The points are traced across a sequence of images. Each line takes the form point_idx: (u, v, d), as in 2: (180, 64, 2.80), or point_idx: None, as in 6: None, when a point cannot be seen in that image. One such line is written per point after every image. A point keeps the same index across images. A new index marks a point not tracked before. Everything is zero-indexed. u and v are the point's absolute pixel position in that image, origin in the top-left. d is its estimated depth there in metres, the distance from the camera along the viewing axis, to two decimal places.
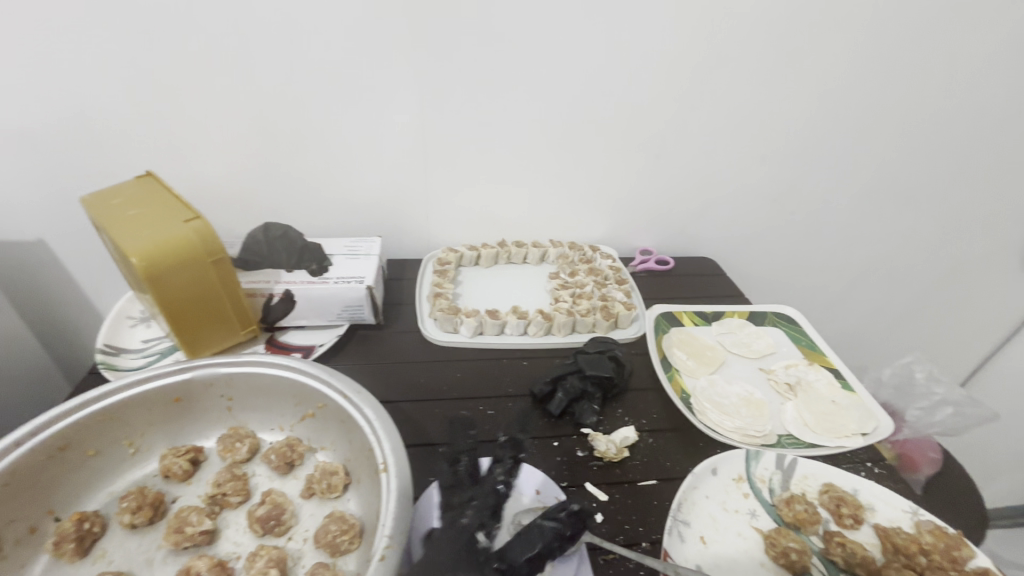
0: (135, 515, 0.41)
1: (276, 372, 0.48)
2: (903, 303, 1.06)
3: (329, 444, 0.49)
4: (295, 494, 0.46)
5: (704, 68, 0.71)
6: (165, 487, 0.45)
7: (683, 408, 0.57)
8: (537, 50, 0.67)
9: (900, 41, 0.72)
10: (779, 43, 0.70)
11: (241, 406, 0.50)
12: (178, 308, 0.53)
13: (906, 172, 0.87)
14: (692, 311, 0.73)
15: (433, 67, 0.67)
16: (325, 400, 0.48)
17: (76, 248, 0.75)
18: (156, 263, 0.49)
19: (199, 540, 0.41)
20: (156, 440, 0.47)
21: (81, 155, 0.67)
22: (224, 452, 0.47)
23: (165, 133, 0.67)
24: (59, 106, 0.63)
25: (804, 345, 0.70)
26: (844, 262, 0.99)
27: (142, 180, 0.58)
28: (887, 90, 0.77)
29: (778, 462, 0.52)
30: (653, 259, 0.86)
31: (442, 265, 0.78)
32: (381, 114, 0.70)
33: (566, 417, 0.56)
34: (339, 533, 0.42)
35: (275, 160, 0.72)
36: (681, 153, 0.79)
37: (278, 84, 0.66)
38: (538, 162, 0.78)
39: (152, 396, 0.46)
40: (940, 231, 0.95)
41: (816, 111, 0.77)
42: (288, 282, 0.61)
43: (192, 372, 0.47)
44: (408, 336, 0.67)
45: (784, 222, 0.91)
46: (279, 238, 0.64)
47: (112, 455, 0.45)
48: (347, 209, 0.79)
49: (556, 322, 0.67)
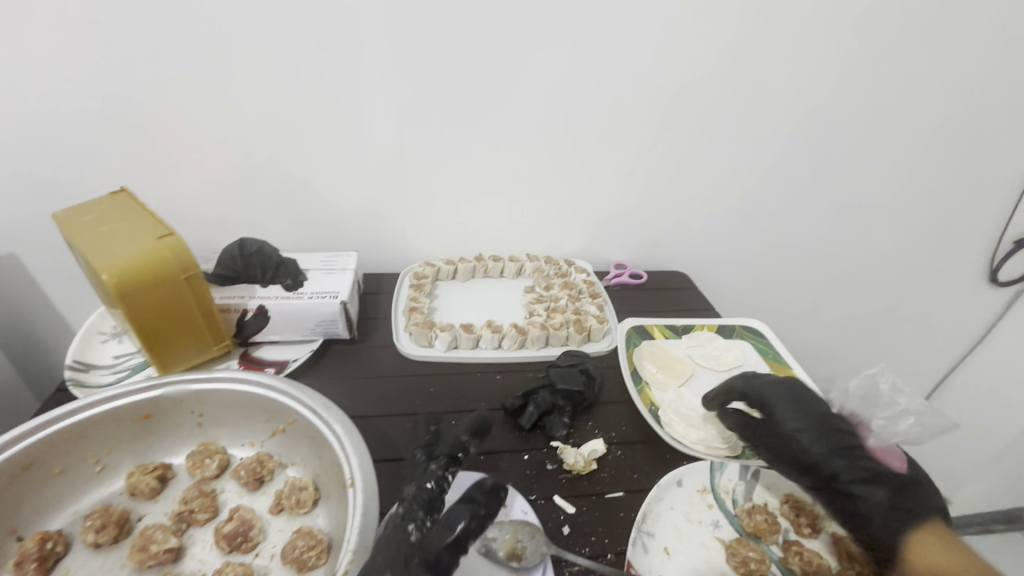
0: (99, 533, 0.41)
1: (247, 388, 0.49)
2: (871, 315, 1.09)
3: (299, 459, 0.49)
4: (264, 510, 0.46)
5: (673, 89, 0.74)
6: (131, 504, 0.45)
7: (651, 421, 0.59)
8: (511, 71, 0.69)
9: (858, 66, 0.75)
10: (744, 66, 0.73)
11: (211, 422, 0.50)
12: (149, 323, 0.53)
13: (869, 190, 0.90)
14: (663, 325, 0.75)
15: (409, 85, 0.68)
16: (295, 416, 0.48)
17: (47, 262, 0.75)
18: (127, 280, 0.49)
19: (164, 558, 0.41)
20: (123, 458, 0.47)
21: (54, 169, 0.67)
22: (193, 469, 0.47)
23: (141, 148, 0.68)
24: (34, 119, 0.63)
25: (770, 357, 0.72)
26: (813, 276, 1.02)
27: (115, 195, 0.58)
28: (847, 112, 0.80)
29: (743, 472, 0.54)
30: (627, 273, 0.88)
31: (419, 279, 0.79)
32: (358, 131, 0.71)
33: (537, 430, 0.57)
34: (306, 548, 0.42)
35: (252, 175, 0.73)
36: (653, 171, 0.82)
37: (257, 100, 0.67)
38: (514, 178, 0.80)
39: (120, 413, 0.46)
40: (903, 246, 0.99)
41: (781, 132, 0.81)
42: (263, 298, 0.62)
43: (162, 389, 0.47)
44: (383, 350, 0.67)
45: (754, 237, 0.93)
46: (254, 254, 0.63)
47: (77, 473, 0.45)
48: (324, 224, 0.79)
49: (530, 336, 0.68)
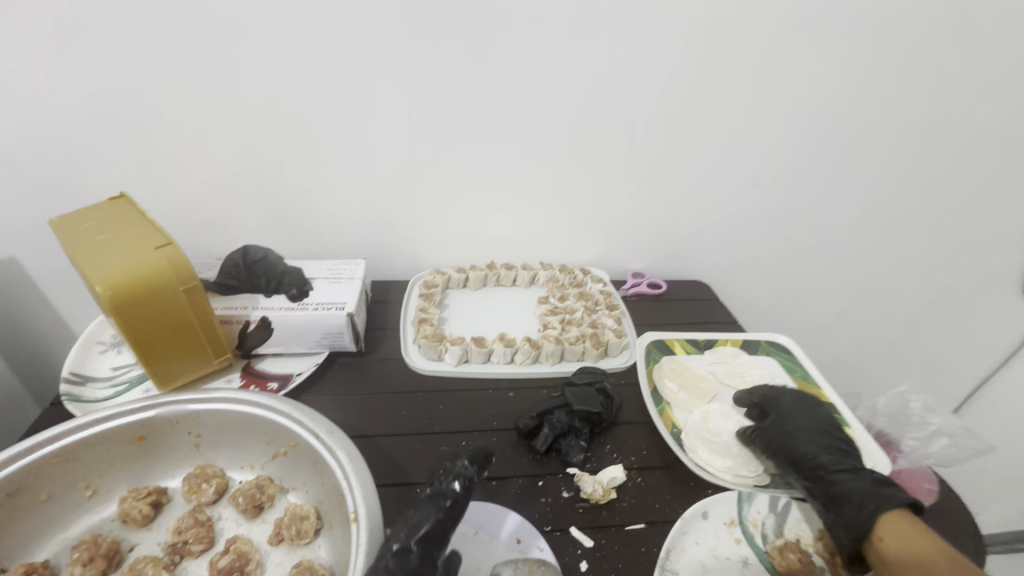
0: (86, 567, 0.39)
1: (246, 409, 0.46)
2: (898, 327, 1.05)
3: (301, 485, 0.47)
4: (262, 541, 0.44)
5: (697, 91, 0.70)
6: (123, 532, 0.43)
7: (673, 445, 0.55)
8: (527, 72, 0.66)
9: (894, 67, 0.71)
10: (772, 67, 0.69)
11: (210, 443, 0.48)
12: (147, 336, 0.50)
13: (901, 198, 0.86)
14: (684, 339, 0.72)
15: (420, 87, 0.65)
16: (296, 439, 0.46)
17: (49, 267, 0.73)
18: (123, 293, 0.47)
19: None
20: (116, 481, 0.45)
21: (54, 172, 0.65)
22: (189, 494, 0.45)
23: (141, 150, 0.65)
24: (31, 121, 0.61)
25: (799, 376, 0.68)
26: (838, 287, 0.97)
27: (114, 202, 0.56)
28: (881, 115, 0.76)
29: (772, 505, 0.51)
30: (645, 282, 0.84)
31: (428, 288, 0.76)
32: (367, 134, 0.68)
33: (552, 454, 0.54)
34: None
35: (257, 180, 0.70)
36: (674, 176, 0.78)
37: (261, 102, 0.64)
38: (529, 183, 0.76)
39: (112, 435, 0.43)
40: (936, 256, 0.94)
41: (809, 135, 0.76)
42: (266, 309, 0.59)
43: (158, 408, 0.45)
44: (391, 363, 0.65)
45: (778, 245, 0.89)
46: (259, 262, 0.61)
47: (67, 499, 0.43)
48: (332, 229, 0.76)
49: (544, 351, 0.65)
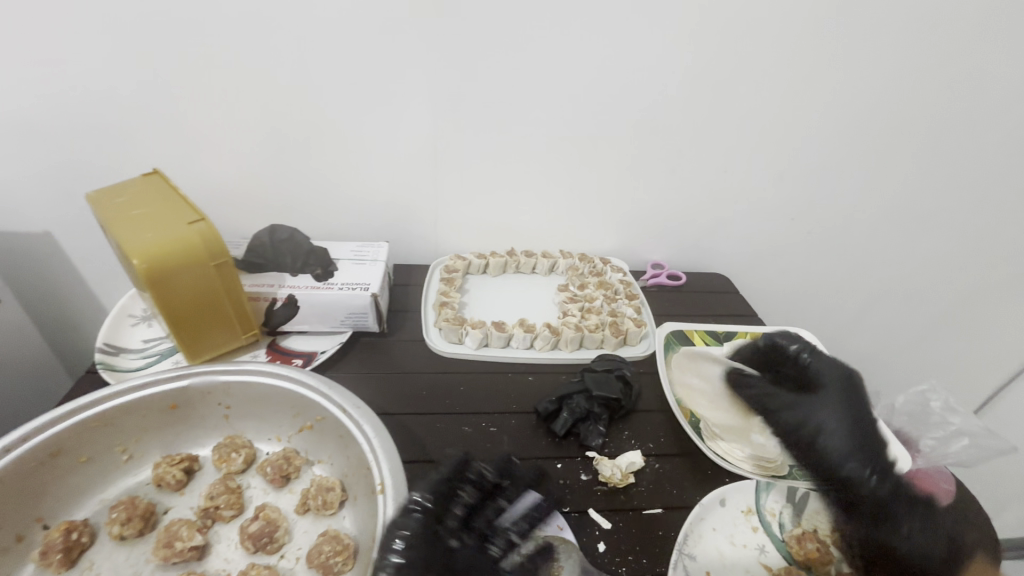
0: (125, 526, 0.40)
1: (275, 382, 0.47)
2: (919, 327, 1.04)
3: (326, 458, 0.48)
4: (289, 509, 0.45)
5: (725, 82, 0.69)
6: (157, 496, 0.44)
7: (692, 434, 0.56)
8: (554, 60, 0.66)
9: (928, 60, 0.70)
10: (803, 58, 0.68)
11: (239, 414, 0.49)
12: (179, 311, 0.52)
13: (930, 195, 0.85)
14: (704, 331, 0.71)
15: (447, 72, 0.66)
16: (323, 413, 0.47)
17: (82, 242, 0.75)
18: (157, 266, 0.48)
19: (189, 556, 0.39)
20: (150, 447, 0.46)
21: (88, 150, 0.66)
22: (219, 463, 0.46)
23: (171, 129, 0.66)
24: (69, 99, 0.62)
25: None
26: (860, 284, 0.96)
27: (147, 178, 0.57)
28: (913, 110, 0.74)
29: (789, 496, 0.51)
30: (665, 273, 0.84)
31: (450, 273, 0.77)
32: (393, 117, 0.68)
33: (570, 437, 0.54)
34: (332, 553, 0.41)
35: (284, 162, 0.71)
36: (697, 168, 0.77)
37: (290, 85, 0.65)
38: (552, 171, 0.76)
39: (148, 402, 0.45)
40: (962, 256, 0.93)
41: (837, 129, 0.75)
42: (292, 287, 0.60)
43: (191, 378, 0.46)
44: (412, 345, 0.65)
45: (801, 241, 0.88)
46: (285, 241, 0.63)
47: (104, 462, 0.44)
48: (356, 212, 0.77)
49: (563, 337, 0.65)
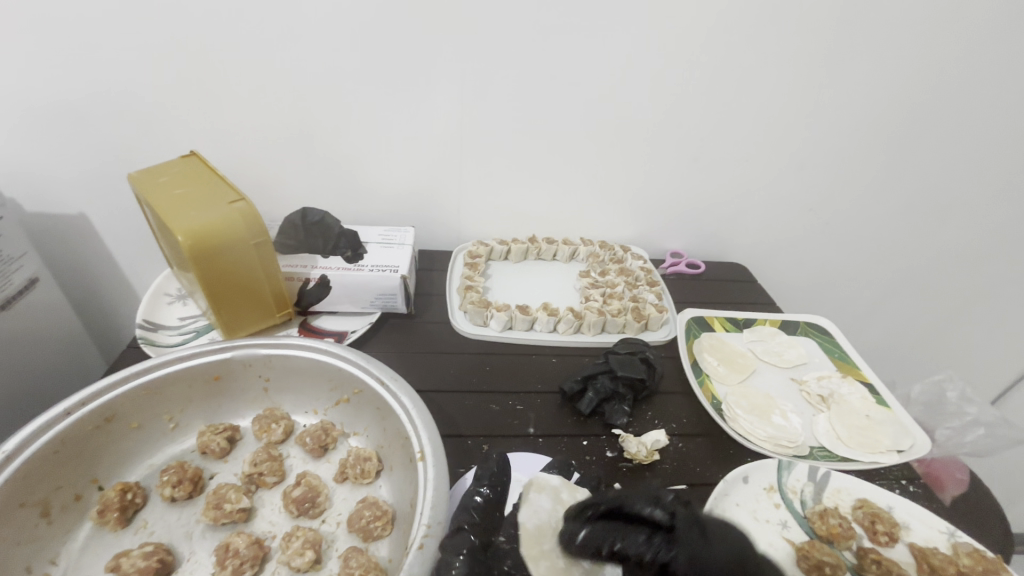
0: (175, 489, 0.42)
1: (314, 356, 0.49)
2: (934, 320, 1.04)
3: (362, 430, 0.50)
4: (328, 478, 0.47)
5: (749, 72, 0.70)
6: (202, 463, 0.46)
7: (714, 415, 0.57)
8: (580, 48, 0.67)
9: (953, 52, 0.70)
10: (828, 49, 0.68)
11: (277, 388, 0.51)
12: (219, 288, 0.53)
13: (950, 187, 0.85)
14: (723, 317, 0.73)
15: (474, 59, 0.67)
16: (360, 386, 0.48)
17: (115, 224, 0.77)
18: (201, 244, 0.49)
19: (237, 517, 0.41)
20: (194, 417, 0.48)
21: (123, 133, 0.68)
22: (259, 433, 0.48)
23: (205, 114, 0.68)
24: (107, 83, 0.64)
25: (837, 357, 0.69)
26: (876, 276, 0.97)
27: (185, 159, 0.59)
28: (935, 102, 0.75)
29: (811, 474, 0.52)
30: (684, 262, 0.85)
31: (473, 258, 0.78)
32: (420, 104, 0.70)
33: (595, 416, 0.56)
34: (372, 519, 0.42)
35: (313, 147, 0.72)
36: (719, 157, 0.78)
37: (321, 72, 0.66)
38: (574, 159, 0.77)
39: (194, 373, 0.47)
40: (980, 249, 0.93)
41: (859, 120, 0.76)
42: (324, 268, 0.62)
43: (233, 352, 0.48)
44: (438, 327, 0.67)
45: (819, 232, 0.89)
46: (316, 224, 0.64)
47: (152, 429, 0.46)
48: (381, 198, 0.79)
49: (586, 321, 0.66)
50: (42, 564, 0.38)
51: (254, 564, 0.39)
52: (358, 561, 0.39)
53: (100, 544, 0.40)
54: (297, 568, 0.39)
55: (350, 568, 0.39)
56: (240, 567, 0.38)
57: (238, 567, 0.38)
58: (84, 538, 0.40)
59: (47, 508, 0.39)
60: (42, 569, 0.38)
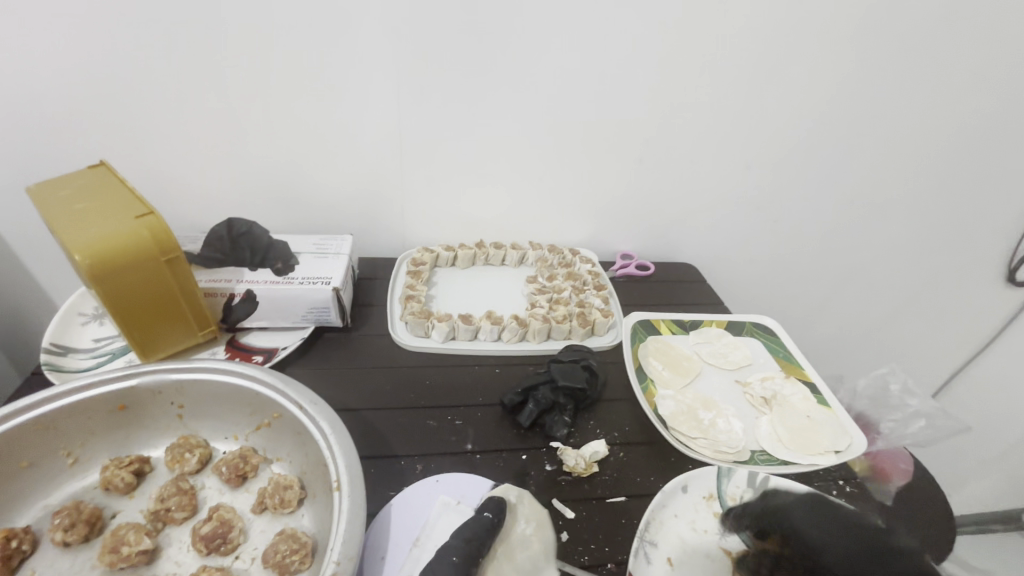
0: (68, 532, 0.39)
1: (229, 380, 0.46)
2: (882, 313, 1.06)
3: (285, 456, 0.47)
4: (246, 509, 0.44)
5: (691, 72, 0.69)
6: (104, 500, 0.43)
7: (656, 422, 0.56)
8: (519, 48, 0.65)
9: (889, 51, 0.71)
10: (768, 48, 0.68)
11: (192, 414, 0.48)
12: (127, 308, 0.50)
13: (890, 184, 0.87)
14: (670, 319, 0.72)
15: (410, 60, 0.64)
16: (280, 410, 0.46)
17: (28, 238, 0.71)
18: (101, 262, 0.46)
19: (136, 561, 0.38)
20: (98, 450, 0.45)
21: (30, 141, 0.63)
22: (172, 464, 0.45)
23: (120, 120, 0.63)
24: (7, 85, 0.59)
25: (782, 357, 0.69)
26: (825, 272, 0.98)
27: (94, 170, 0.55)
28: (874, 101, 0.76)
29: (751, 480, 0.51)
30: (634, 264, 0.84)
31: (416, 265, 0.76)
32: (356, 108, 0.67)
33: (535, 428, 0.54)
34: (289, 553, 0.40)
35: (243, 155, 0.69)
36: (665, 159, 0.78)
37: (246, 73, 0.62)
38: (520, 162, 0.75)
39: (95, 404, 0.44)
40: (921, 244, 0.95)
41: (801, 119, 0.76)
42: (250, 282, 0.59)
43: (140, 379, 0.45)
44: (378, 339, 0.65)
45: (766, 231, 0.90)
46: (243, 236, 0.60)
47: (48, 467, 0.43)
48: (320, 206, 0.75)
49: (531, 329, 0.65)
50: None
51: None
52: None
53: None
54: None
55: None
56: None
57: None
58: None
59: None
60: None
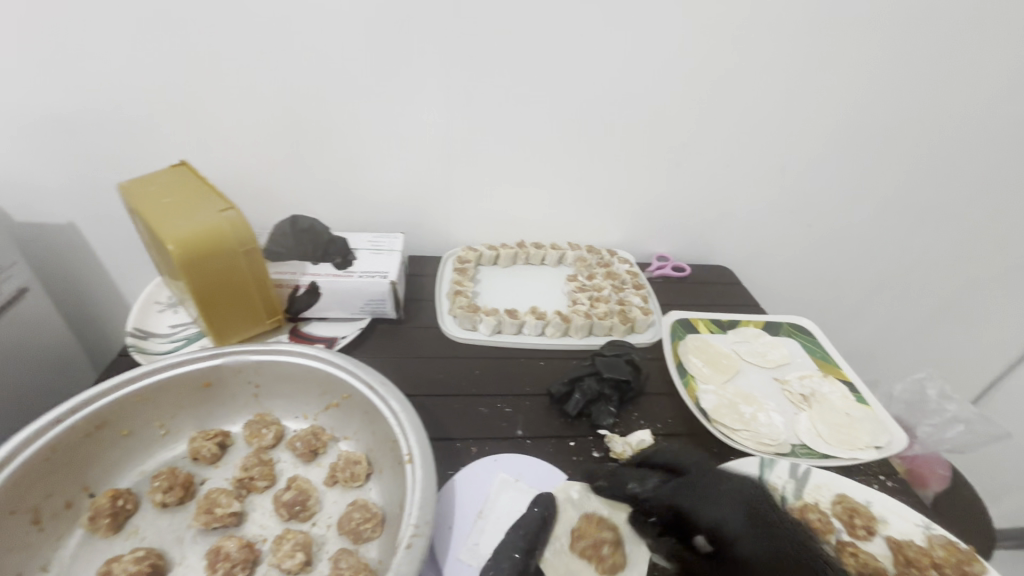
0: (167, 494, 0.44)
1: (303, 362, 0.50)
2: (917, 319, 1.06)
3: (351, 434, 0.50)
4: (318, 481, 0.47)
5: (729, 78, 0.71)
6: (193, 468, 0.47)
7: (698, 414, 0.58)
8: (564, 58, 0.68)
9: (925, 57, 0.72)
10: (805, 55, 0.70)
11: (267, 393, 0.52)
12: (208, 295, 0.54)
13: (927, 190, 0.87)
14: (708, 319, 0.74)
15: (460, 68, 0.67)
16: (350, 391, 0.49)
17: (104, 233, 0.77)
18: (191, 252, 0.50)
19: (227, 521, 0.42)
20: (185, 423, 0.50)
21: (111, 144, 0.68)
22: (251, 438, 0.49)
23: (192, 125, 0.68)
24: (96, 93, 0.64)
25: (819, 357, 0.70)
26: (859, 277, 0.99)
27: (175, 169, 0.59)
28: (911, 108, 0.77)
29: (793, 471, 0.52)
30: (670, 265, 0.87)
31: (462, 263, 0.79)
32: (409, 114, 0.71)
33: (582, 417, 0.57)
34: (362, 521, 0.43)
35: (302, 158, 0.73)
36: (703, 164, 0.80)
37: (307, 82, 0.66)
38: (561, 166, 0.78)
39: (184, 381, 0.48)
40: (957, 250, 0.96)
41: (838, 125, 0.78)
42: (314, 275, 0.63)
43: (224, 359, 0.49)
44: (428, 331, 0.68)
45: (801, 235, 0.91)
46: (305, 231, 0.64)
47: (143, 437, 0.48)
48: (371, 206, 0.79)
49: (574, 325, 0.67)
50: (33, 571, 0.40)
51: (245, 567, 0.40)
52: (347, 563, 0.40)
53: (92, 550, 0.41)
54: (288, 570, 0.40)
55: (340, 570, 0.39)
56: (231, 571, 0.39)
57: (229, 571, 0.39)
58: (76, 545, 0.41)
59: (38, 515, 0.41)
60: None
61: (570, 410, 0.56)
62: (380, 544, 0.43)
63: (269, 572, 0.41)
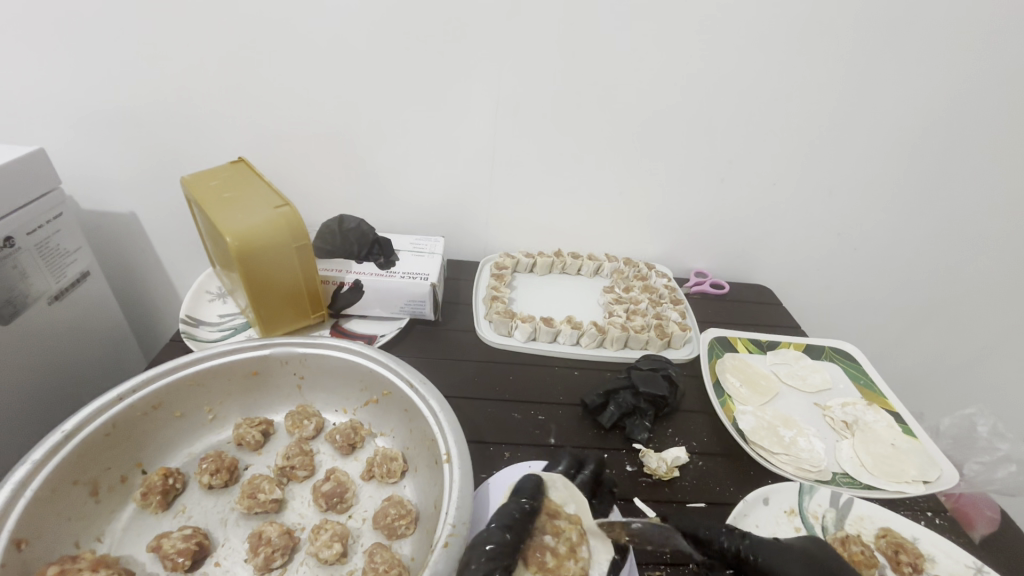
0: (213, 477, 0.45)
1: (347, 357, 0.51)
2: (967, 349, 1.01)
3: (389, 430, 0.52)
4: (355, 475, 0.48)
5: (780, 95, 0.70)
6: (238, 453, 0.49)
7: (734, 434, 0.57)
8: (613, 70, 0.68)
9: (989, 79, 0.70)
10: (862, 72, 0.69)
11: (310, 385, 0.54)
12: (258, 287, 0.56)
13: (985, 216, 0.83)
14: (747, 338, 0.73)
15: (510, 78, 0.68)
16: (390, 388, 0.51)
17: (161, 224, 0.81)
18: (246, 245, 0.52)
19: (270, 507, 0.44)
20: (231, 410, 0.52)
21: (173, 139, 0.71)
22: (292, 428, 0.51)
23: (249, 123, 0.71)
24: (164, 91, 0.67)
25: (863, 384, 0.68)
26: (905, 302, 0.96)
27: (235, 164, 0.62)
28: (971, 131, 0.74)
29: (833, 500, 0.52)
30: (708, 282, 0.86)
31: (499, 269, 0.80)
32: (455, 121, 0.72)
33: (616, 430, 0.57)
34: (396, 517, 0.43)
35: (350, 159, 0.75)
36: (747, 179, 0.79)
37: (361, 86, 0.68)
38: (603, 176, 0.78)
39: (235, 368, 0.51)
40: (1016, 281, 0.90)
41: (891, 146, 0.76)
42: (358, 273, 0.64)
43: (272, 350, 0.52)
44: (465, 334, 0.69)
45: (846, 257, 0.89)
46: (352, 230, 0.65)
47: (193, 419, 0.50)
48: (414, 209, 0.81)
49: (609, 336, 0.67)
50: (89, 540, 0.42)
51: (284, 553, 0.41)
52: (382, 556, 0.41)
53: (142, 525, 0.43)
54: (324, 560, 0.41)
55: (373, 563, 0.40)
56: (271, 556, 0.40)
57: (270, 555, 0.40)
58: (127, 519, 0.44)
59: (96, 487, 0.43)
60: (88, 545, 0.41)
61: (604, 421, 0.56)
62: (414, 543, 0.43)
63: (306, 560, 0.42)
